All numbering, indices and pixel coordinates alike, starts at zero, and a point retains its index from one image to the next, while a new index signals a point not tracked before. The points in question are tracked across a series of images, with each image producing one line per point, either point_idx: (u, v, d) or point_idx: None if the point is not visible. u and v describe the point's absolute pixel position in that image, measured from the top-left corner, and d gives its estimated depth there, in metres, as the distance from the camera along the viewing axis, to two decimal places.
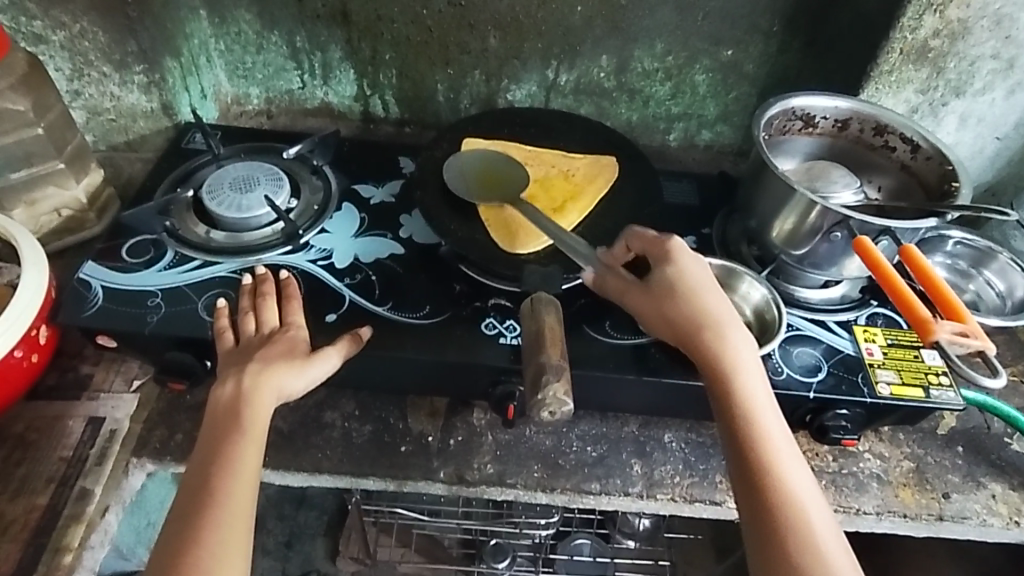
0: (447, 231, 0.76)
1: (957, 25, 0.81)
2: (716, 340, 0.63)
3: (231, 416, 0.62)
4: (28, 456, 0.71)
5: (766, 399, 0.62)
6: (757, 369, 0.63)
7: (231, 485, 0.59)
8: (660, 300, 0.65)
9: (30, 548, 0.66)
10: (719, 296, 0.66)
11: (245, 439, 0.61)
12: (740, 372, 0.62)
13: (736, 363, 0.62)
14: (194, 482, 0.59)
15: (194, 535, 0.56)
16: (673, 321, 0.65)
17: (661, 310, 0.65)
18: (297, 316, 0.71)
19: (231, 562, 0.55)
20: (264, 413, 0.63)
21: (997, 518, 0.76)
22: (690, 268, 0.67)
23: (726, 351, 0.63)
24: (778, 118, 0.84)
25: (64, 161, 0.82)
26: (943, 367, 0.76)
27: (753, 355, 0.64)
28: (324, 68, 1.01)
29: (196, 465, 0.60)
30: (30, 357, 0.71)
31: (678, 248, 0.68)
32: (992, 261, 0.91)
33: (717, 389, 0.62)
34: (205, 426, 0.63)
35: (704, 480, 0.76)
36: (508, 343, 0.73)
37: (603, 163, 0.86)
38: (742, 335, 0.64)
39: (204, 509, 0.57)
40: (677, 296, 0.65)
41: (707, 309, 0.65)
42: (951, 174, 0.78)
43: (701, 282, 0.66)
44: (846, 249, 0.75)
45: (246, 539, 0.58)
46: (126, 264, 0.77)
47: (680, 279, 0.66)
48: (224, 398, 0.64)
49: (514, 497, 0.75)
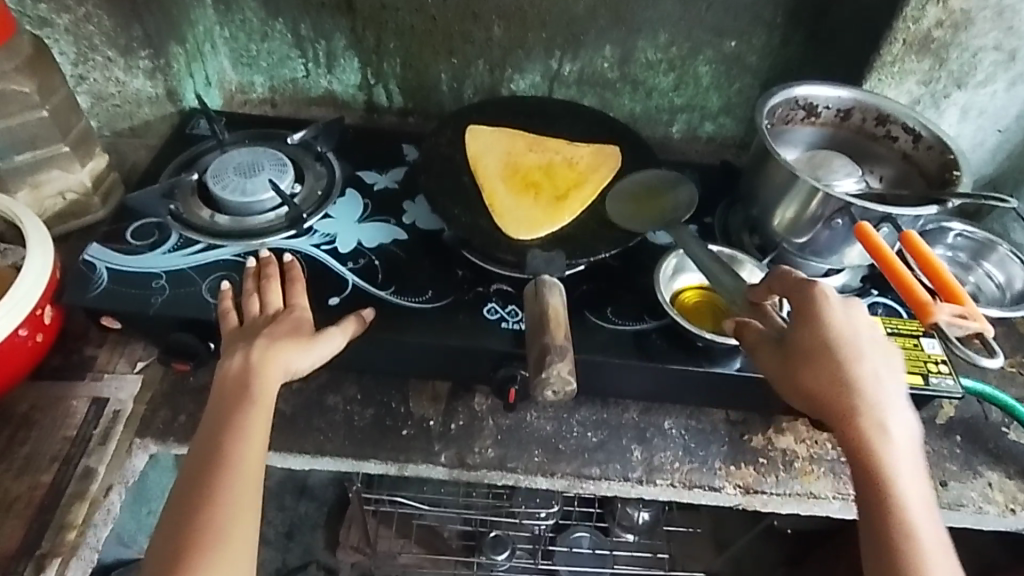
0: (450, 218, 0.77)
1: (960, 15, 0.81)
2: (864, 419, 0.59)
3: (238, 390, 0.63)
4: (33, 435, 0.72)
5: (917, 482, 0.58)
6: (911, 447, 0.59)
7: (240, 456, 0.60)
8: (804, 366, 0.61)
9: (34, 525, 0.67)
10: (874, 360, 0.61)
11: (252, 412, 0.62)
12: (893, 453, 0.58)
13: (889, 443, 0.58)
14: (203, 454, 0.60)
15: (205, 504, 0.58)
16: (814, 392, 0.60)
17: (802, 376, 0.61)
18: (299, 297, 0.72)
19: (241, 529, 0.58)
20: (270, 389, 0.64)
21: (993, 506, 0.76)
22: (840, 324, 0.61)
23: (876, 429, 0.59)
24: (781, 107, 0.84)
25: (68, 145, 0.83)
26: (942, 355, 0.76)
27: (910, 431, 0.59)
28: (328, 57, 1.02)
29: (205, 436, 0.62)
30: (35, 337, 0.71)
31: (826, 296, 0.62)
32: (992, 253, 0.92)
33: (862, 469, 0.58)
34: (212, 400, 0.64)
35: (703, 466, 0.77)
36: (510, 328, 0.73)
37: (607, 154, 0.86)
38: (897, 408, 0.60)
39: (214, 479, 0.59)
40: (830, 362, 0.60)
41: (864, 380, 0.60)
42: (952, 163, 0.78)
43: (858, 350, 0.61)
44: (848, 238, 0.75)
45: (255, 508, 0.59)
46: (131, 246, 0.78)
47: (830, 341, 0.61)
48: (232, 372, 0.64)
49: (514, 481, 0.75)
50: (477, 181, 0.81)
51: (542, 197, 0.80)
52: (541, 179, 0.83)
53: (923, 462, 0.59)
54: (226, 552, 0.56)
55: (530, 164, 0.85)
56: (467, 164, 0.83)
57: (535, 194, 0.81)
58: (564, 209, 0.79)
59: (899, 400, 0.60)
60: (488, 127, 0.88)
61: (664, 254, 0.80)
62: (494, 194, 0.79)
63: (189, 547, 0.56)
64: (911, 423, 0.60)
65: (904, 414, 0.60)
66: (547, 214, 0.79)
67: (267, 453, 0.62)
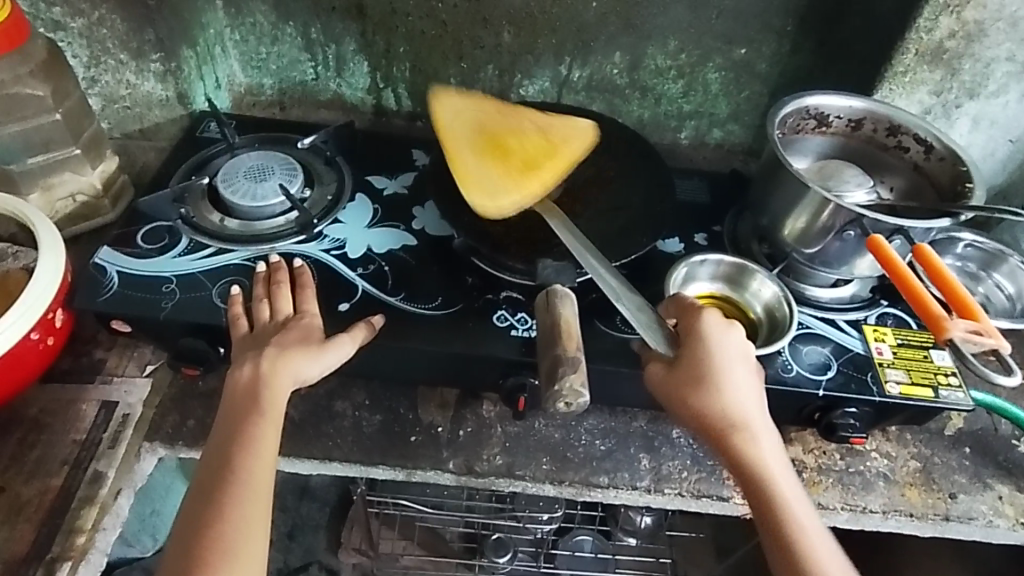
0: (459, 224, 0.77)
1: (973, 27, 0.81)
2: (732, 433, 0.63)
3: (249, 399, 0.63)
4: (43, 439, 0.72)
5: (790, 480, 0.62)
6: (778, 453, 0.63)
7: (251, 465, 0.60)
8: (683, 385, 0.64)
9: (45, 528, 0.67)
10: (741, 380, 0.64)
11: (263, 420, 0.63)
12: (757, 460, 0.62)
13: (751, 452, 0.62)
14: (214, 464, 0.61)
15: (217, 514, 0.58)
16: (704, 413, 0.63)
17: (683, 398, 0.64)
18: (308, 306, 0.71)
19: (252, 537, 0.58)
20: (281, 397, 0.64)
21: (1003, 519, 0.76)
22: (721, 349, 0.65)
23: (743, 440, 0.63)
24: (792, 116, 0.84)
25: (80, 147, 0.83)
26: (951, 367, 0.76)
27: (773, 439, 0.64)
28: (338, 60, 1.02)
29: (216, 446, 0.62)
30: (46, 340, 0.72)
31: (709, 323, 0.66)
32: (1002, 264, 0.92)
33: (741, 476, 0.62)
34: (223, 409, 0.64)
35: (711, 476, 0.77)
36: (520, 335, 0.73)
37: (579, 127, 0.88)
38: (759, 422, 0.64)
39: (225, 489, 0.59)
40: (687, 389, 0.64)
41: (727, 392, 0.63)
42: (964, 175, 0.78)
43: (735, 364, 0.65)
44: (858, 248, 0.75)
45: (266, 518, 0.59)
46: (142, 250, 0.78)
47: (704, 363, 0.64)
48: (242, 381, 0.64)
49: (522, 489, 0.75)
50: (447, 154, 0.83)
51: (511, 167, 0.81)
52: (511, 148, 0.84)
53: (788, 460, 0.64)
54: (238, 562, 0.56)
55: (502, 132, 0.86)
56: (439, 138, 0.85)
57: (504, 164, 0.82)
58: (532, 179, 0.81)
59: (763, 411, 0.65)
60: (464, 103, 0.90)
61: (674, 263, 0.80)
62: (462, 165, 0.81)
63: (200, 558, 0.56)
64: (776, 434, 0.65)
65: (769, 426, 0.64)
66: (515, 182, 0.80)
67: (278, 461, 0.63)
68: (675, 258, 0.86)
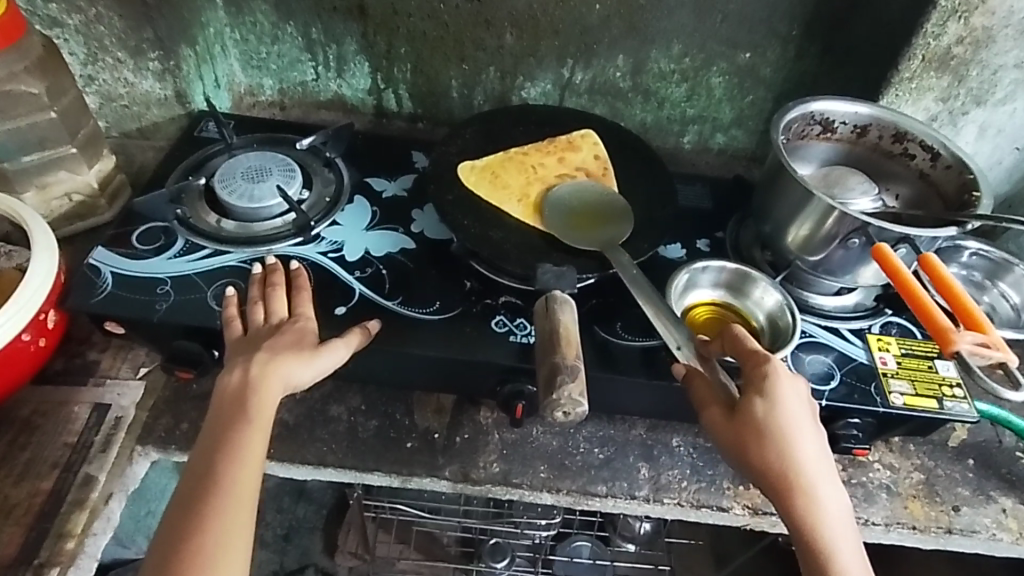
0: (458, 227, 0.75)
1: (982, 33, 0.80)
2: (796, 494, 0.59)
3: (237, 405, 0.62)
4: (34, 441, 0.71)
5: (853, 548, 0.58)
6: (840, 512, 0.59)
7: (236, 473, 0.59)
8: (743, 437, 0.59)
9: (32, 532, 0.66)
10: (807, 435, 0.60)
11: (250, 427, 0.61)
12: (823, 528, 0.58)
13: (818, 519, 0.58)
14: (199, 471, 0.59)
15: (198, 524, 0.56)
16: (765, 470, 0.59)
17: (743, 452, 0.60)
18: (304, 313, 0.70)
19: (233, 548, 0.57)
20: (269, 404, 0.63)
21: (1006, 533, 0.75)
22: (786, 406, 0.60)
23: (811, 504, 0.59)
24: (797, 122, 0.82)
25: (76, 146, 0.82)
26: (956, 378, 0.75)
27: (838, 496, 0.60)
28: (339, 61, 1.01)
29: (202, 452, 0.61)
30: (37, 341, 0.71)
31: (777, 373, 0.61)
32: (1008, 273, 0.91)
33: (798, 534, 0.59)
34: (212, 414, 0.63)
35: (711, 486, 0.76)
36: (518, 341, 0.72)
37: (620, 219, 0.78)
38: (825, 477, 0.60)
39: (209, 497, 0.58)
40: (747, 442, 0.59)
41: (789, 451, 0.59)
42: (971, 183, 0.77)
43: (795, 422, 0.60)
44: (862, 257, 0.74)
45: (249, 530, 0.58)
46: (138, 251, 0.77)
47: (769, 419, 0.59)
48: (231, 386, 0.63)
49: (518, 497, 0.74)
50: (486, 165, 0.82)
51: (534, 199, 0.80)
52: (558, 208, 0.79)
53: (850, 521, 0.60)
54: (220, 574, 0.55)
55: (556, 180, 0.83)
56: (504, 156, 0.84)
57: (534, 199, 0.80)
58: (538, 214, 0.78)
59: (830, 467, 0.61)
60: (574, 157, 0.85)
61: (676, 269, 0.78)
62: (498, 177, 0.81)
63: (179, 567, 0.55)
64: (841, 492, 0.61)
65: (834, 483, 0.60)
66: (526, 209, 0.79)
67: (265, 468, 0.62)
68: (676, 264, 0.84)
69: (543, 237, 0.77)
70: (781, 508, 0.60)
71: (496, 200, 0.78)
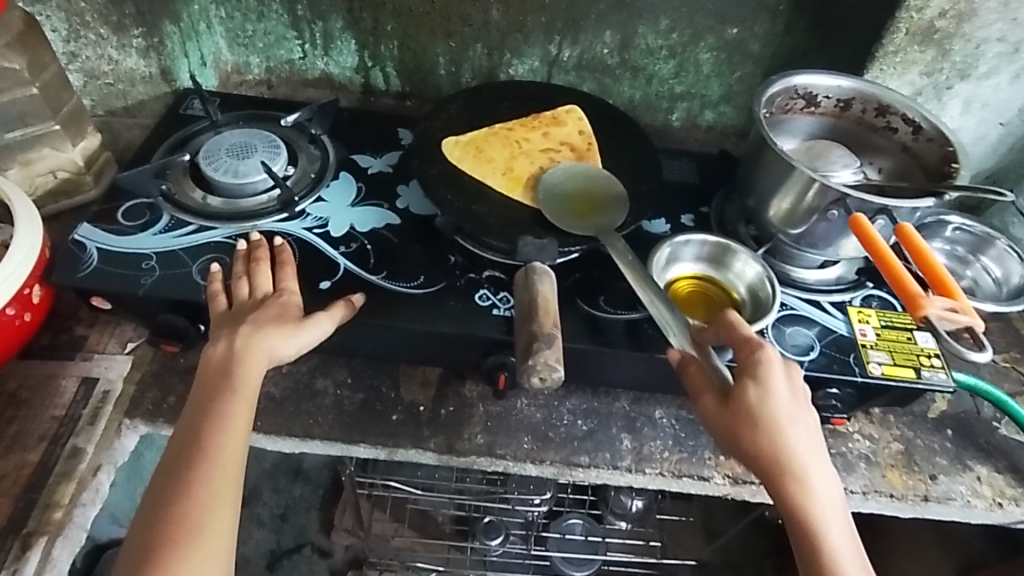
0: (442, 201, 0.76)
1: (965, 6, 0.80)
2: (788, 480, 0.58)
3: (223, 375, 0.63)
4: (22, 414, 0.72)
5: (844, 530, 0.58)
6: (833, 500, 0.59)
7: (222, 441, 0.60)
8: (736, 426, 0.58)
9: (21, 503, 0.67)
10: (801, 420, 0.59)
11: (236, 397, 0.62)
12: (814, 514, 0.58)
13: (809, 505, 0.58)
14: (186, 438, 0.60)
15: (184, 488, 0.58)
16: (757, 457, 0.59)
17: (736, 439, 0.59)
18: (286, 288, 0.70)
19: (219, 512, 0.58)
20: (255, 375, 0.63)
21: (981, 500, 0.76)
22: (779, 396, 0.59)
23: (802, 491, 0.58)
24: (780, 96, 0.83)
25: (59, 123, 0.82)
26: (935, 349, 0.76)
27: (829, 478, 0.59)
28: (325, 38, 1.00)
29: (188, 421, 0.62)
30: (23, 315, 0.72)
31: (771, 362, 0.59)
32: (990, 247, 0.92)
33: (788, 517, 0.58)
34: (197, 384, 0.64)
35: (692, 456, 0.77)
36: (501, 315, 0.73)
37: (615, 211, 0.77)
38: (818, 461, 0.59)
39: (196, 462, 0.59)
40: (739, 432, 0.59)
41: (781, 440, 0.58)
42: (951, 156, 0.77)
43: (788, 412, 0.59)
44: (844, 229, 0.74)
45: (236, 493, 0.60)
46: (122, 227, 0.77)
47: (762, 407, 0.58)
48: (216, 357, 0.64)
49: (503, 468, 0.75)
50: (470, 139, 0.83)
51: (517, 172, 0.80)
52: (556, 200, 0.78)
53: (842, 504, 0.59)
54: (207, 537, 0.57)
55: (539, 152, 0.83)
56: (487, 130, 0.84)
57: (518, 172, 0.80)
58: (523, 187, 0.79)
59: (823, 451, 0.60)
60: (557, 127, 0.86)
61: (658, 243, 0.79)
62: (483, 152, 0.81)
63: (169, 529, 0.56)
64: (835, 479, 0.60)
65: (826, 465, 0.59)
66: (509, 182, 0.79)
67: (251, 436, 0.63)
68: (660, 239, 0.85)
69: (529, 209, 0.77)
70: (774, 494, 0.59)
71: (479, 174, 0.79)
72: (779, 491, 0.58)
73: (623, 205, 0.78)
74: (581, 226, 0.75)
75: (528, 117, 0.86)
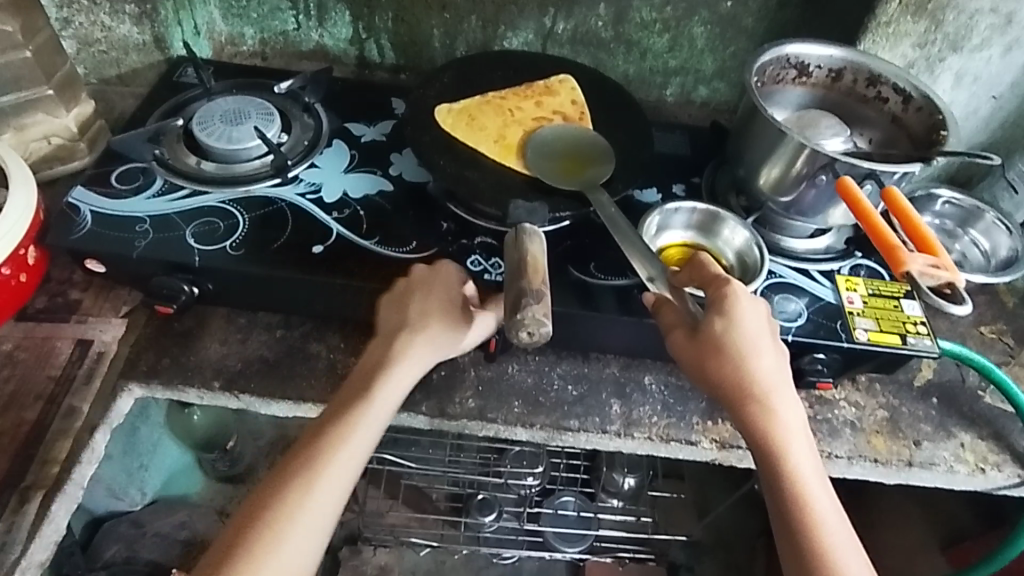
0: (435, 167, 0.76)
1: None
2: (755, 407, 0.60)
3: (381, 364, 0.64)
4: (17, 373, 0.73)
5: (813, 466, 0.60)
6: (799, 430, 0.61)
7: (366, 421, 0.61)
8: (703, 355, 0.61)
9: (18, 459, 0.68)
10: (768, 352, 0.62)
11: (387, 383, 0.63)
12: (779, 440, 0.60)
13: (773, 432, 0.60)
14: (312, 432, 0.61)
15: (314, 457, 0.59)
16: (724, 384, 0.61)
17: (703, 369, 0.61)
18: (442, 284, 0.68)
19: (336, 484, 0.58)
20: (409, 371, 0.64)
21: (963, 466, 0.78)
22: (745, 324, 0.61)
23: (769, 418, 0.60)
24: (772, 66, 0.83)
25: (53, 88, 0.82)
26: (921, 317, 0.77)
27: (797, 413, 0.62)
28: (319, 9, 1.00)
29: (337, 398, 0.63)
30: (19, 276, 0.72)
31: (737, 295, 0.62)
32: (978, 220, 0.93)
33: (755, 446, 0.61)
34: (346, 383, 0.65)
35: (680, 421, 0.78)
36: (492, 280, 0.74)
37: (599, 173, 0.78)
38: (785, 393, 0.61)
39: (331, 437, 0.60)
40: (707, 360, 0.61)
41: (749, 367, 0.60)
42: (939, 124, 0.78)
43: (755, 340, 0.61)
44: (832, 196, 0.75)
45: (344, 495, 0.59)
46: (116, 190, 0.77)
47: (729, 337, 0.61)
48: (376, 347, 0.66)
49: (494, 432, 0.76)
50: (464, 106, 0.83)
51: (511, 141, 0.81)
52: (545, 159, 0.79)
53: (811, 443, 0.61)
54: (318, 505, 0.57)
55: (532, 121, 0.84)
56: (480, 99, 0.85)
57: (512, 142, 0.81)
58: (514, 154, 0.79)
59: (789, 383, 0.62)
60: (553, 99, 0.87)
61: (648, 211, 0.80)
62: (477, 118, 0.82)
63: (268, 501, 0.57)
64: (801, 413, 0.62)
65: (793, 398, 0.62)
66: (501, 150, 0.79)
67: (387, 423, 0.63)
68: (651, 208, 0.85)
69: (519, 177, 0.78)
70: (741, 422, 0.61)
71: (472, 140, 0.79)
72: (748, 419, 0.61)
73: (609, 168, 0.78)
74: (562, 183, 0.76)
75: (521, 87, 0.87)
